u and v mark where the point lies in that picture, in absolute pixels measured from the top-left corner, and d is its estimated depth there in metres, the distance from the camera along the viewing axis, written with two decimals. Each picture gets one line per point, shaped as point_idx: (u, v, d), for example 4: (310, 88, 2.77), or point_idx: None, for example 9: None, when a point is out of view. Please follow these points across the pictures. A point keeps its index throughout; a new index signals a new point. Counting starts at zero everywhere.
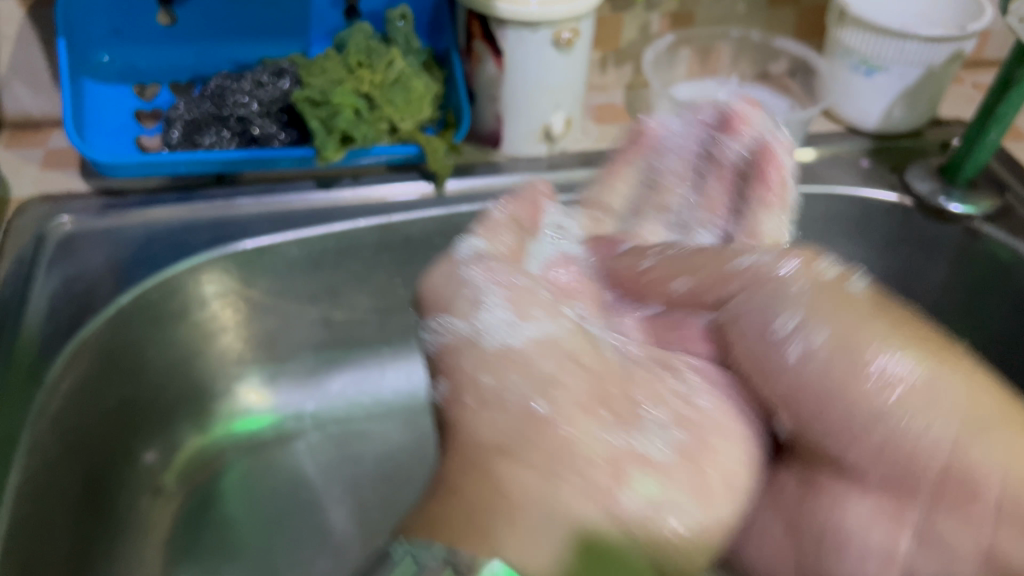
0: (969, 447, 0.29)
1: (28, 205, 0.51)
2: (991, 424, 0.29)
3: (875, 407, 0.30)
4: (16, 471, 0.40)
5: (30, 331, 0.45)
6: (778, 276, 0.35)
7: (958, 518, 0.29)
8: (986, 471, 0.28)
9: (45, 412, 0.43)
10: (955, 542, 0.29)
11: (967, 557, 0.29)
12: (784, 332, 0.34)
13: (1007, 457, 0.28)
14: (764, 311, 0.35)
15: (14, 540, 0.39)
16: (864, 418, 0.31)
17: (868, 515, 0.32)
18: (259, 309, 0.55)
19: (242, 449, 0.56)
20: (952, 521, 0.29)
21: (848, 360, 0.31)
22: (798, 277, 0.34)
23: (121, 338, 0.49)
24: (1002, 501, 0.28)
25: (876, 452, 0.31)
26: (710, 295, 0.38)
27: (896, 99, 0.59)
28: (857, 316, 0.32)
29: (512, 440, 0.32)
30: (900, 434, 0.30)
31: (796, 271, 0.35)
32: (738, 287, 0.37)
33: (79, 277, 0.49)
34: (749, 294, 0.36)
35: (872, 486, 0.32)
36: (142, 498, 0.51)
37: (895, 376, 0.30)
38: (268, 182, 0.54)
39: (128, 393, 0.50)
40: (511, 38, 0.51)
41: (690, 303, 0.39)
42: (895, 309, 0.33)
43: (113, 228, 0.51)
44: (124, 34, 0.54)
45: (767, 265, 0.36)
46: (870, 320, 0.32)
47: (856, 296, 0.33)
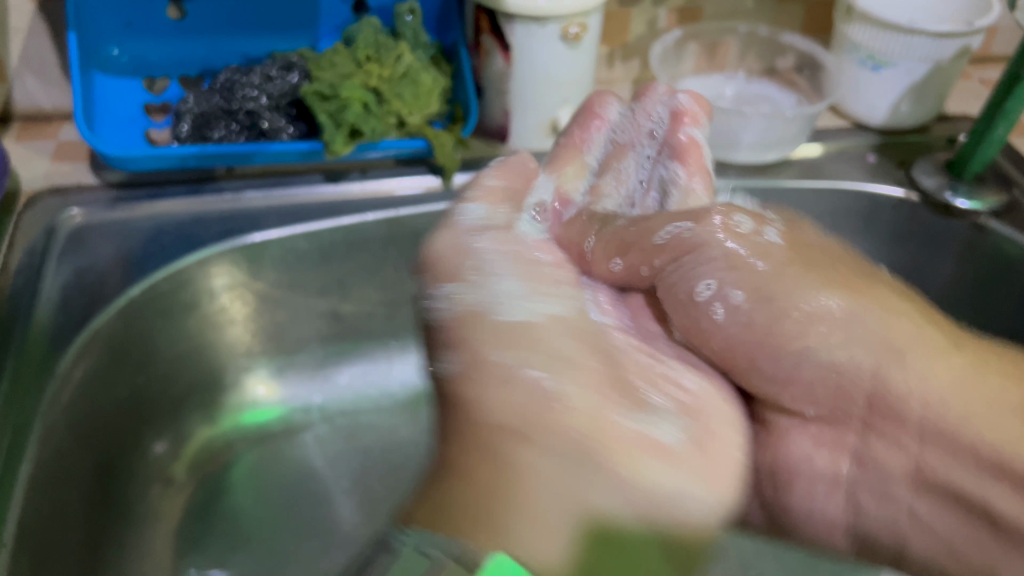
0: (892, 371, 0.34)
1: (39, 197, 0.52)
2: (912, 348, 0.34)
3: (803, 345, 0.35)
4: (29, 461, 0.41)
5: (41, 323, 0.46)
6: (713, 239, 0.35)
7: (887, 439, 0.37)
8: (914, 395, 0.34)
9: (57, 402, 0.44)
10: (888, 461, 0.37)
11: (900, 475, 0.37)
12: (706, 295, 0.36)
13: (941, 382, 0.34)
14: (690, 276, 0.36)
15: (25, 529, 0.39)
16: (793, 360, 0.35)
17: (810, 444, 0.39)
18: (268, 302, 0.55)
19: (251, 441, 0.56)
20: (882, 442, 0.37)
21: (768, 310, 0.35)
22: (731, 239, 0.35)
23: (131, 329, 0.49)
24: (924, 417, 0.35)
25: (819, 384, 0.36)
26: (645, 267, 0.38)
27: (903, 94, 0.59)
28: (785, 272, 0.35)
29: (513, 422, 0.32)
30: (830, 368, 0.35)
31: (732, 233, 0.35)
32: (666, 260, 0.37)
33: (90, 268, 0.49)
34: (679, 266, 0.37)
35: (811, 418, 0.38)
36: (152, 487, 0.51)
37: (827, 314, 0.34)
38: (278, 175, 0.55)
39: (139, 384, 0.51)
40: (518, 32, 0.52)
41: (631, 278, 0.40)
42: (807, 248, 0.36)
43: (123, 221, 0.51)
44: (135, 27, 0.55)
45: (689, 231, 0.36)
46: (803, 274, 0.35)
47: (774, 246, 0.35)
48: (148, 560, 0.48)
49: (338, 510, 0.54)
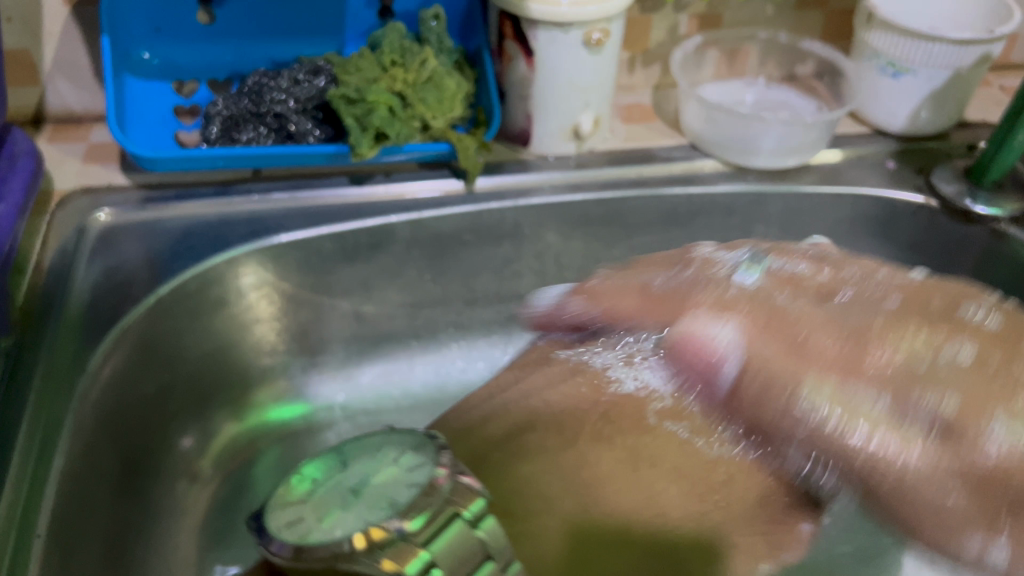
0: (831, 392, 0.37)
1: (71, 198, 0.53)
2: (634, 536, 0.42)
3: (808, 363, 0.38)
4: (60, 454, 0.42)
5: (72, 320, 0.47)
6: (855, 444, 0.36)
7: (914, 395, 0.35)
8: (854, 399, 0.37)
9: (87, 398, 0.45)
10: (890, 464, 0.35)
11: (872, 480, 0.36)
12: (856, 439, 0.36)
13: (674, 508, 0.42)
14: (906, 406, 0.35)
15: (56, 522, 0.40)
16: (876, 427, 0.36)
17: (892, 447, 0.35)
18: (293, 302, 0.56)
19: (275, 438, 0.57)
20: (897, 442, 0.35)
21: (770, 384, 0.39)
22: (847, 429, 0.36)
23: (160, 326, 0.50)
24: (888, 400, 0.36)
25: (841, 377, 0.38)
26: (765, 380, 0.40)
27: (922, 102, 0.59)
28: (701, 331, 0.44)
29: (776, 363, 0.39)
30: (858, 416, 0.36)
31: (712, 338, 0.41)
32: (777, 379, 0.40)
33: (120, 267, 0.50)
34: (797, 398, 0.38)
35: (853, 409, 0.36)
36: (179, 484, 0.52)
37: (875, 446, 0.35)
38: (304, 177, 0.56)
39: (167, 381, 0.51)
40: (542, 38, 0.53)
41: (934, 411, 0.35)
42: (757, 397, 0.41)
43: (152, 221, 0.53)
44: (164, 32, 0.56)
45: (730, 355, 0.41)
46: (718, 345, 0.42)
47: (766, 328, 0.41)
48: (175, 555, 0.49)
49: None
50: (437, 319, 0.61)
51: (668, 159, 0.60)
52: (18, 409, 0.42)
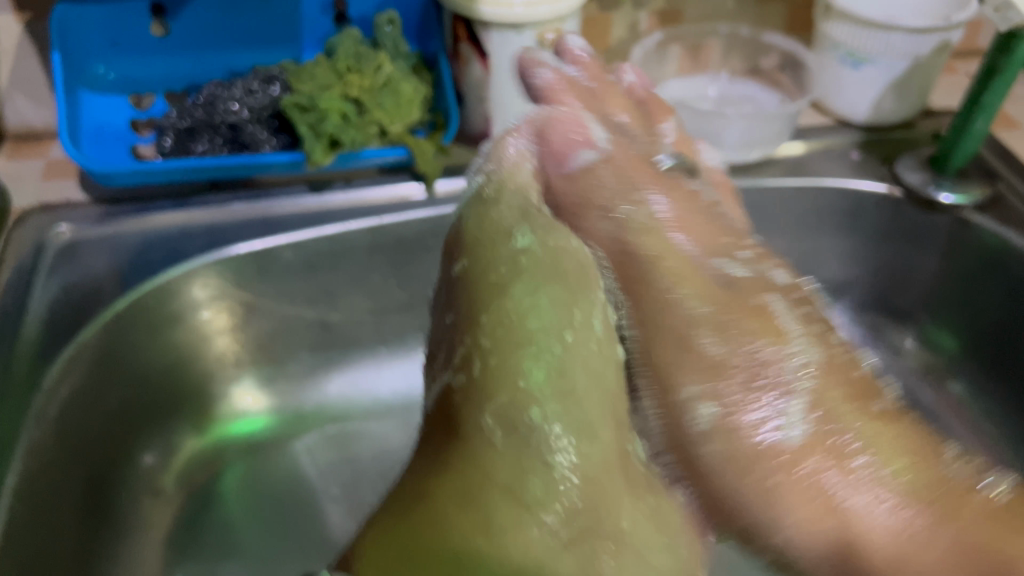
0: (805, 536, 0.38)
1: (29, 215, 0.53)
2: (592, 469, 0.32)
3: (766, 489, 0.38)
4: (13, 473, 0.42)
5: (28, 338, 0.47)
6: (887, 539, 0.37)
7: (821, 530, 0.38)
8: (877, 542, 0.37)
9: (45, 416, 0.45)
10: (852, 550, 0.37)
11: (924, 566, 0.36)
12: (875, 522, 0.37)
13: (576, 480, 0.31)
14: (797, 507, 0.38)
15: (13, 543, 0.40)
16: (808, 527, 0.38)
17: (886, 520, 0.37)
18: (255, 313, 0.56)
19: (242, 451, 0.56)
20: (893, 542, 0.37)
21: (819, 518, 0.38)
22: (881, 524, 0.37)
23: (119, 340, 0.50)
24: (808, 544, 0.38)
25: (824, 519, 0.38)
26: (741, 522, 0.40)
27: (885, 91, 0.59)
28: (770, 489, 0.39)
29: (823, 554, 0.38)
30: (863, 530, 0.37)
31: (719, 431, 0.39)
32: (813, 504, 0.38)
33: (80, 282, 0.51)
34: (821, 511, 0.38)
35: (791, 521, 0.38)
36: (143, 499, 0.51)
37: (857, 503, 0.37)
38: (262, 187, 0.55)
39: (130, 395, 0.51)
40: (495, 40, 0.53)
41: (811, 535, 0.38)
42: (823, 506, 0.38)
43: (111, 235, 0.52)
44: (121, 46, 0.56)
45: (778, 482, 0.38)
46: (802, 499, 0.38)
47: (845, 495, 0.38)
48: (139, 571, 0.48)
49: (329, 520, 0.54)
50: (405, 324, 0.61)
51: None
52: None
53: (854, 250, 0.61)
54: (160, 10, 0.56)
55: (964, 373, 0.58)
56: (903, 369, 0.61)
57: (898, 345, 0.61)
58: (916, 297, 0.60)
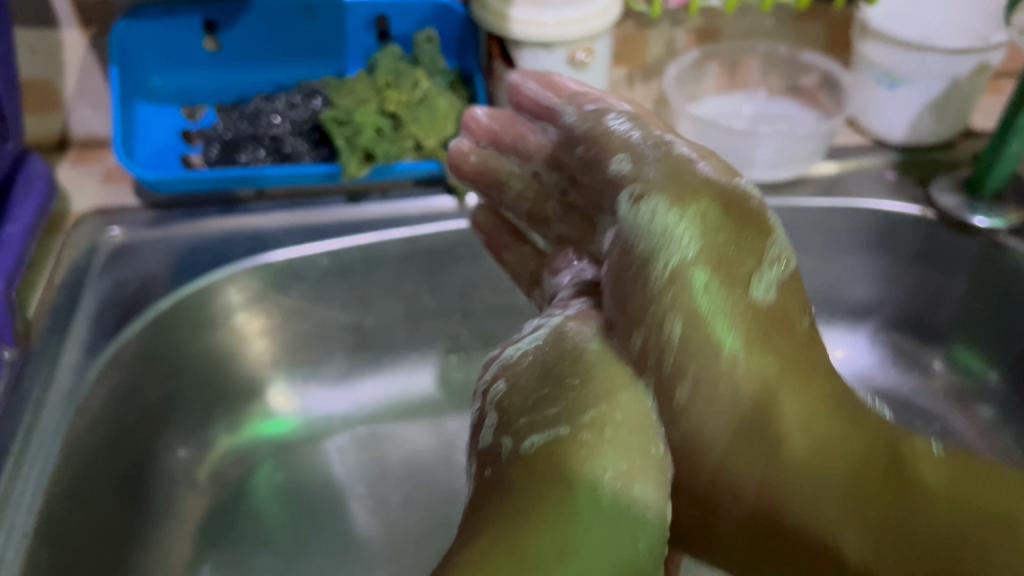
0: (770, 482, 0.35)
1: (85, 218, 0.56)
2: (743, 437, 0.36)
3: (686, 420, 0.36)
4: (52, 456, 0.44)
5: (78, 335, 0.50)
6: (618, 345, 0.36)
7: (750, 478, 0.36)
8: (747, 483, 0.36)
9: (86, 408, 0.47)
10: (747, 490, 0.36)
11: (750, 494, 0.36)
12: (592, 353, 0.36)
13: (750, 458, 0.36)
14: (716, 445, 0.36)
15: (48, 523, 0.43)
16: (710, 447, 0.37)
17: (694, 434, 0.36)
18: (292, 315, 0.58)
19: (272, 448, 0.58)
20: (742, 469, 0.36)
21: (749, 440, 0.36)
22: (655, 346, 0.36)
23: (163, 339, 0.53)
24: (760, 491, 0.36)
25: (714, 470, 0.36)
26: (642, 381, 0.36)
27: (921, 111, 0.59)
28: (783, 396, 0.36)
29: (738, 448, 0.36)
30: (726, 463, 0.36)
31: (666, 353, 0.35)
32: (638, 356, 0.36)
33: (128, 282, 0.54)
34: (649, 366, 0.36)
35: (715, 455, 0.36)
36: (176, 490, 0.53)
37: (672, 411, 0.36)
38: (302, 196, 0.58)
39: (169, 392, 0.53)
40: (527, 57, 0.55)
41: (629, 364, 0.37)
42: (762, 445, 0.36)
43: (158, 239, 0.56)
44: (176, 60, 0.59)
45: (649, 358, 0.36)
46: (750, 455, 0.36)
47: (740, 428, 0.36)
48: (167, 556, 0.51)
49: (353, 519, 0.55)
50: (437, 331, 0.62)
51: None
52: (16, 418, 0.45)
53: (887, 271, 0.60)
54: (211, 26, 0.59)
55: (995, 397, 0.57)
56: (931, 392, 0.60)
57: (927, 367, 0.61)
58: (950, 317, 0.59)
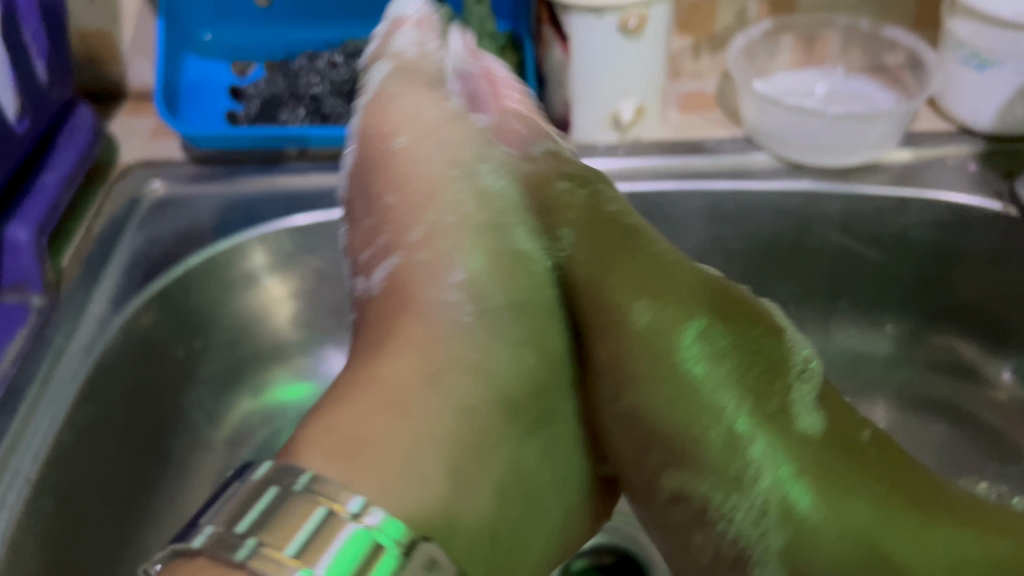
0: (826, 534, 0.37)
1: (131, 169, 0.57)
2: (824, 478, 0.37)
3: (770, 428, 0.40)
4: (66, 405, 0.45)
5: (106, 286, 0.50)
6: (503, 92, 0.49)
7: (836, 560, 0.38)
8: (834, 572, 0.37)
9: (106, 360, 0.47)
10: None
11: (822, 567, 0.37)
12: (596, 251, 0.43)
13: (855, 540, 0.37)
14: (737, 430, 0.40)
15: (55, 473, 0.43)
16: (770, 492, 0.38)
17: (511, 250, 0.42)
18: (326, 279, 0.57)
19: (295, 414, 0.57)
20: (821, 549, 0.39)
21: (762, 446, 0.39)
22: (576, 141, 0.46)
23: (190, 297, 0.53)
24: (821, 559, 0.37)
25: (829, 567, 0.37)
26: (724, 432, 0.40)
27: (1014, 97, 0.53)
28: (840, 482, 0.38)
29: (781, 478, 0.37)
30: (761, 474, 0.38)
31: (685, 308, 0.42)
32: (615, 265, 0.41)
33: (160, 238, 0.53)
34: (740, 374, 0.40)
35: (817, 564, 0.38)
36: (194, 452, 0.53)
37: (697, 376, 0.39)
38: (342, 158, 0.56)
39: (197, 347, 0.53)
40: (576, 23, 0.51)
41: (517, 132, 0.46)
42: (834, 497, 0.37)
43: (197, 195, 0.55)
44: (227, 14, 0.59)
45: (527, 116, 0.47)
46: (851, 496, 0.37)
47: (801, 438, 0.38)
48: (179, 511, 0.51)
49: None
50: None
51: (719, 152, 0.56)
52: (36, 366, 0.46)
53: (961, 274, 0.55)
54: None
55: None
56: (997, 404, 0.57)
57: (995, 377, 0.57)
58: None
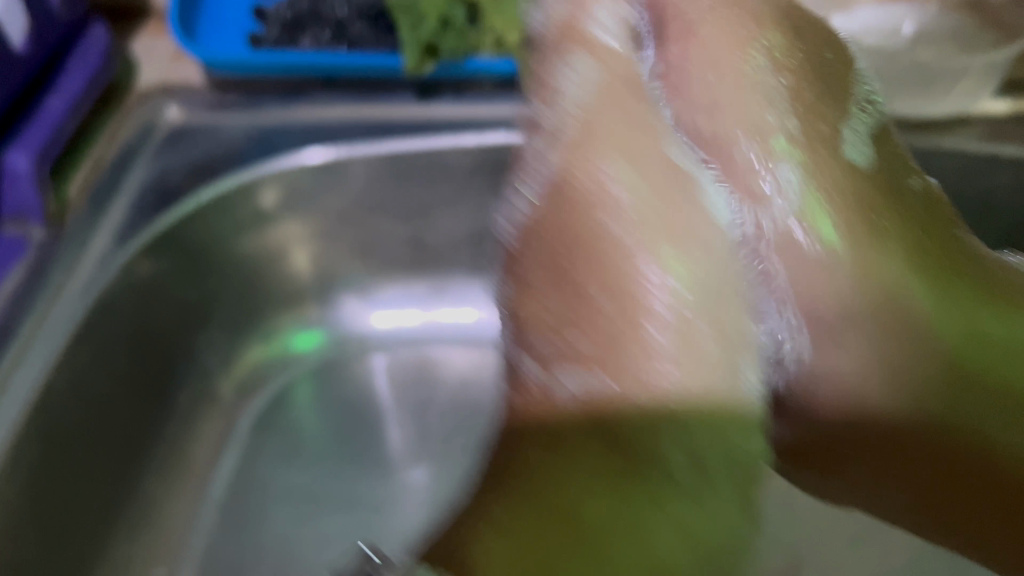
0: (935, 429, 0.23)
1: (150, 95, 0.53)
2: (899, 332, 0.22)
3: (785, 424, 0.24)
4: (61, 346, 0.42)
5: (113, 219, 0.47)
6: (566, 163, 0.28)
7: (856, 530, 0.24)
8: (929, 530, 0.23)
9: (107, 303, 0.45)
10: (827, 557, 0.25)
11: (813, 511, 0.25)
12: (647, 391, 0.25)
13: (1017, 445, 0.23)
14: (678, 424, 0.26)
15: (44, 420, 0.40)
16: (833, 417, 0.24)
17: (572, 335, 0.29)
18: (347, 220, 0.54)
19: (314, 365, 0.56)
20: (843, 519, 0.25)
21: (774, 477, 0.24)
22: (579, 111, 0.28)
23: (202, 233, 0.50)
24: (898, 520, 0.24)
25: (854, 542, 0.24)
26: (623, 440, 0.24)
27: None
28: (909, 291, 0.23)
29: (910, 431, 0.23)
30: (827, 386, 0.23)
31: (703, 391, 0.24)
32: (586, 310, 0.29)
33: (174, 170, 0.50)
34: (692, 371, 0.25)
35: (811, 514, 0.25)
36: (197, 402, 0.51)
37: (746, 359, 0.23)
38: (369, 88, 0.52)
39: (208, 287, 0.51)
40: None
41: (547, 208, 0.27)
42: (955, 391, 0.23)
43: (215, 124, 0.52)
44: None
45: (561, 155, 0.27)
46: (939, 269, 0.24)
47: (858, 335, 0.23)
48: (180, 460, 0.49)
49: (389, 440, 0.52)
50: None
51: None
52: (32, 302, 0.42)
53: None
54: None
55: None
56: None
57: None
58: None
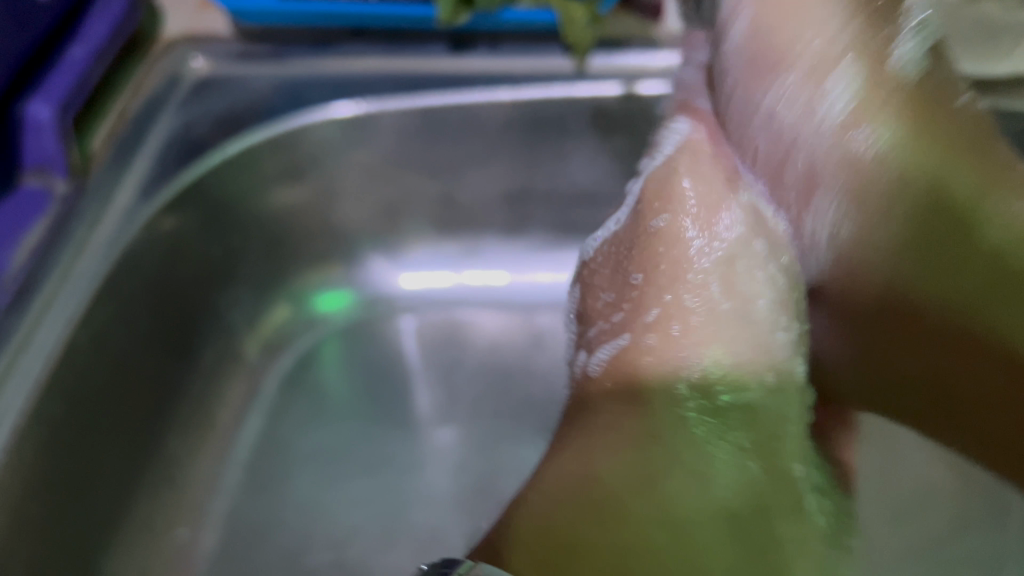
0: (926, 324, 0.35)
1: (174, 44, 0.50)
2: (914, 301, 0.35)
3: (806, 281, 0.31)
4: (85, 303, 0.41)
5: (137, 171, 0.46)
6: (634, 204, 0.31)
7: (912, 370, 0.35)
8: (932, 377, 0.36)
9: (134, 260, 0.44)
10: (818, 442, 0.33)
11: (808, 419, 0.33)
12: None
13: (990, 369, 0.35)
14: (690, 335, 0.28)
15: (69, 379, 0.40)
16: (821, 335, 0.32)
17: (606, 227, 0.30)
18: (375, 176, 0.53)
19: (342, 325, 0.55)
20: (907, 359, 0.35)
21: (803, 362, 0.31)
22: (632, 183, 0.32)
23: (227, 188, 0.49)
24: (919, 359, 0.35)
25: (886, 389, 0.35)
26: None
27: None
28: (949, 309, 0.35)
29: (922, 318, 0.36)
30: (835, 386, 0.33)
31: None
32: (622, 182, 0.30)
33: (199, 122, 0.48)
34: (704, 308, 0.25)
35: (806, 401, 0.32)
36: (223, 360, 0.50)
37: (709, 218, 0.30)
38: (402, 40, 0.50)
39: (233, 244, 0.50)
40: None
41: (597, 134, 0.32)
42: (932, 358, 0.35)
43: (242, 74, 0.50)
44: None
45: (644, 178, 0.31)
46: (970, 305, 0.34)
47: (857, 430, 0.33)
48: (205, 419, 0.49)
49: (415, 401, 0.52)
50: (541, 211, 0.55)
51: None
52: (56, 256, 0.41)
53: None
54: None
55: None
56: None
57: None
58: None
